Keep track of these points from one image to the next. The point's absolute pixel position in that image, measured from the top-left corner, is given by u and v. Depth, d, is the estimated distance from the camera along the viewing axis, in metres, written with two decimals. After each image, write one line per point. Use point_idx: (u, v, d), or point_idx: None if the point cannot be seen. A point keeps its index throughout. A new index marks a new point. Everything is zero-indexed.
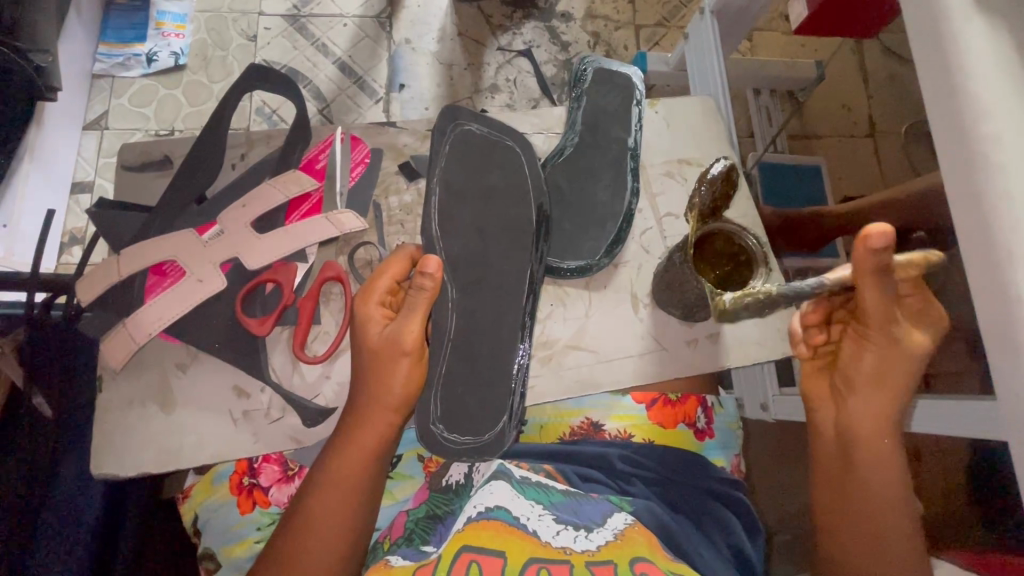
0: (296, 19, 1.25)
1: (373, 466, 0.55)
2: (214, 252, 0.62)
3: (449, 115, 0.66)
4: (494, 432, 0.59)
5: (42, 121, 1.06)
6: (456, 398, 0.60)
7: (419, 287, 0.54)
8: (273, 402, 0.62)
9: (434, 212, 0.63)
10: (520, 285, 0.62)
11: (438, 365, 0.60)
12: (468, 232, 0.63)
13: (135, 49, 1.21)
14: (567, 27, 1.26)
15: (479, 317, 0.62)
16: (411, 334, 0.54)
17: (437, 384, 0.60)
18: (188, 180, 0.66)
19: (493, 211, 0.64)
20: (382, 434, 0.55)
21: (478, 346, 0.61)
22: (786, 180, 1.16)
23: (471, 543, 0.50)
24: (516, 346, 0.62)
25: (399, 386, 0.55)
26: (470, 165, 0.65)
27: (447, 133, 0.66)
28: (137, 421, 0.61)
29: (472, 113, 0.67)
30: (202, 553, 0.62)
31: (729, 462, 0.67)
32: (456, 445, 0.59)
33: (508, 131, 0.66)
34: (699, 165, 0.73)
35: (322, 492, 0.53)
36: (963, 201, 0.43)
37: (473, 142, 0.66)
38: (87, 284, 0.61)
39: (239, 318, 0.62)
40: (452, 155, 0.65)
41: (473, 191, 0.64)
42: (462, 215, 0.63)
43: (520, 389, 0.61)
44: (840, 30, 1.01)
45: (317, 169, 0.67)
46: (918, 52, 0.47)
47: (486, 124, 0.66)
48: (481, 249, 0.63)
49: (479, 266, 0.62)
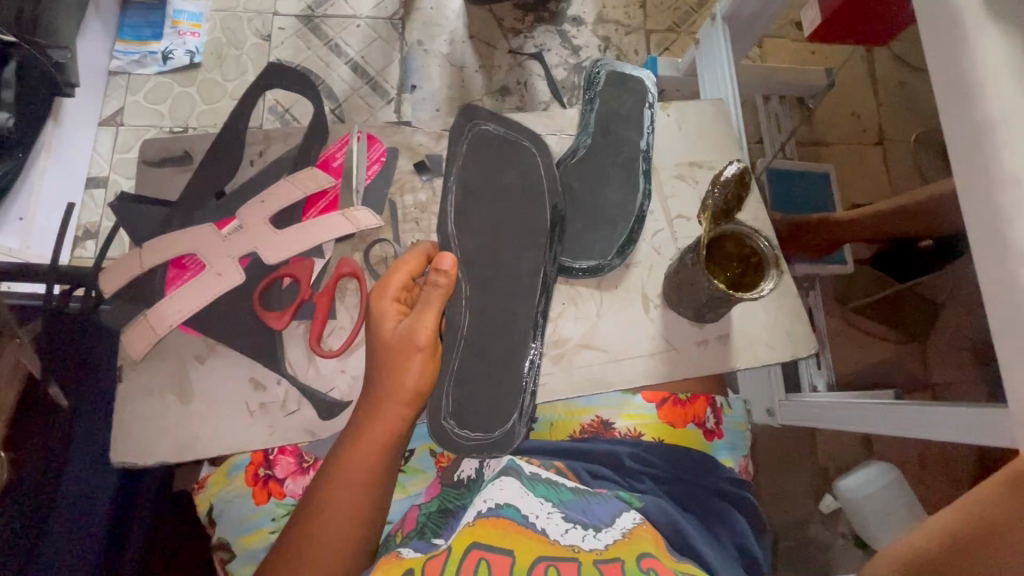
0: (310, 20, 1.26)
1: (387, 459, 0.56)
2: (233, 245, 0.63)
3: (467, 114, 0.68)
4: (505, 430, 0.60)
5: (61, 118, 1.09)
6: (468, 394, 0.61)
7: (434, 284, 0.56)
8: (289, 394, 0.63)
9: (450, 212, 0.64)
10: (534, 285, 0.63)
11: (451, 361, 0.61)
12: (483, 230, 0.64)
13: (151, 47, 1.22)
14: (578, 31, 1.27)
15: (492, 314, 0.62)
16: (426, 329, 0.56)
17: (450, 379, 0.61)
18: (209, 176, 0.67)
19: (507, 210, 0.65)
20: (395, 427, 0.56)
21: (490, 343, 0.62)
22: (795, 186, 1.16)
23: (481, 541, 0.49)
24: (528, 346, 0.62)
25: (413, 381, 0.56)
26: (486, 163, 0.66)
27: (464, 132, 0.67)
28: (154, 411, 0.62)
29: (489, 112, 0.68)
30: (216, 542, 0.63)
31: (737, 463, 0.67)
32: (467, 441, 0.60)
33: (525, 132, 0.67)
34: (711, 168, 0.74)
35: (334, 485, 0.54)
36: (978, 207, 0.44)
37: (490, 142, 0.67)
38: (108, 276, 0.62)
39: (258, 312, 0.63)
40: (469, 153, 0.67)
41: (488, 190, 0.65)
42: (478, 214, 0.64)
43: (531, 389, 0.62)
44: (851, 38, 1.02)
45: (333, 167, 0.68)
46: (935, 61, 0.49)
47: (503, 124, 0.67)
48: (495, 248, 0.63)
49: (494, 265, 0.63)
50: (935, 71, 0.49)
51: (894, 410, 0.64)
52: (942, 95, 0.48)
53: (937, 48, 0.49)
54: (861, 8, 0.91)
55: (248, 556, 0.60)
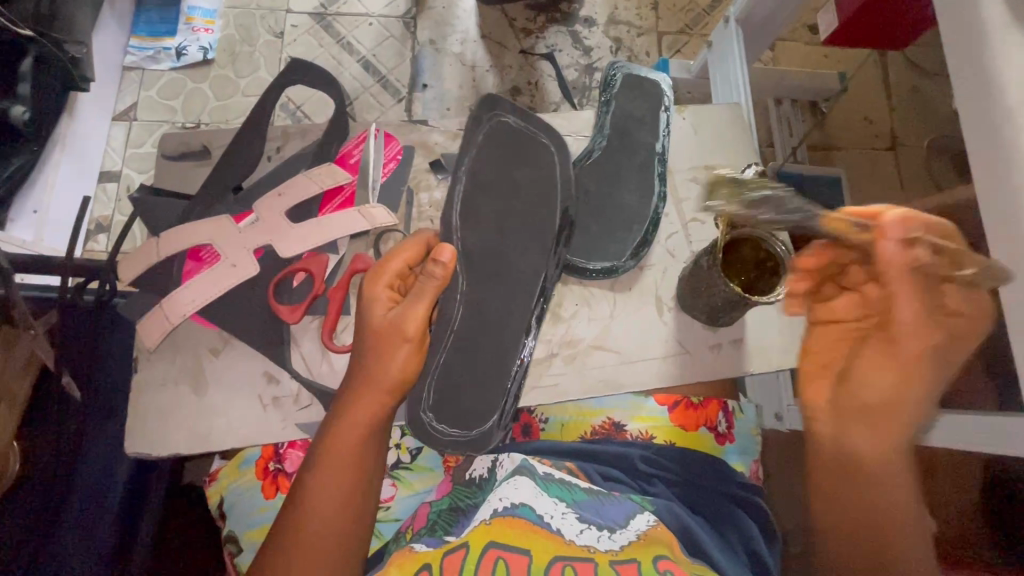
0: (322, 18, 1.26)
1: (366, 448, 0.54)
2: (248, 238, 0.63)
3: (488, 103, 0.66)
4: (482, 429, 0.60)
5: (75, 111, 1.09)
6: (452, 388, 0.61)
7: (430, 275, 0.54)
8: (301, 390, 0.63)
9: (456, 202, 0.63)
10: (533, 286, 0.63)
11: (437, 354, 0.62)
12: (489, 226, 0.63)
13: (165, 43, 1.23)
14: (590, 32, 1.27)
15: (487, 313, 0.62)
16: (415, 320, 0.55)
17: (434, 372, 0.61)
18: (227, 171, 0.68)
19: (513, 207, 0.64)
20: (377, 413, 0.54)
21: (481, 340, 0.62)
22: (806, 191, 1.16)
23: (498, 540, 0.49)
24: (522, 344, 0.63)
25: (396, 372, 0.54)
26: (501, 157, 0.65)
27: (482, 121, 0.65)
28: (169, 403, 0.63)
29: (511, 104, 0.66)
30: (224, 536, 0.62)
31: (748, 468, 0.67)
32: (444, 437, 0.60)
33: (546, 129, 0.66)
34: (726, 171, 0.73)
35: (320, 471, 0.52)
36: (1004, 213, 0.46)
37: (508, 133, 0.65)
38: (128, 265, 0.63)
39: (272, 305, 0.63)
40: (485, 144, 0.65)
41: (498, 184, 0.64)
42: (484, 207, 0.64)
43: (514, 393, 0.62)
44: (869, 43, 1.02)
45: (350, 163, 0.69)
46: (959, 68, 0.50)
47: (524, 118, 0.66)
48: (499, 244, 0.63)
49: (496, 260, 0.63)
50: (958, 77, 0.50)
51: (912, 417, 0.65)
52: (965, 107, 0.49)
53: (962, 59, 0.50)
54: (880, 13, 0.91)
55: (253, 552, 0.60)
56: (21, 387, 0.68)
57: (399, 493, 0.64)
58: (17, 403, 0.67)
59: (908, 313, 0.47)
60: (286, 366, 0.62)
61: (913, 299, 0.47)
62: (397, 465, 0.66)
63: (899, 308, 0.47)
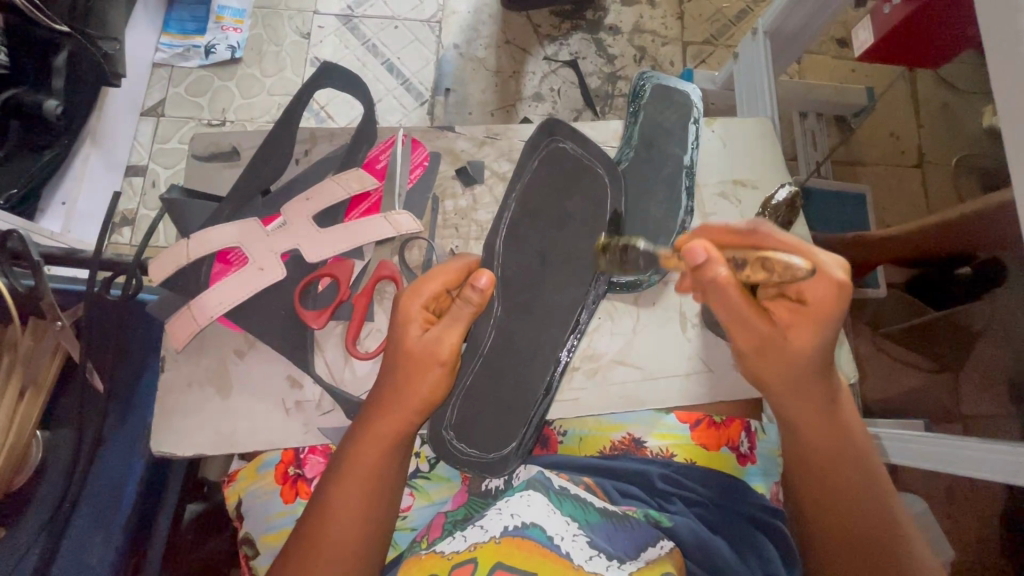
0: (349, 20, 1.28)
1: (386, 462, 0.54)
2: (277, 241, 0.64)
3: (546, 128, 0.66)
4: (499, 454, 0.61)
5: (105, 106, 1.09)
6: (473, 412, 0.62)
7: (465, 300, 0.53)
8: (323, 395, 0.64)
9: (502, 229, 0.64)
10: (566, 321, 0.64)
11: (464, 377, 0.62)
12: (530, 254, 0.64)
13: (195, 41, 1.24)
14: (614, 40, 1.27)
15: (517, 341, 0.63)
16: (449, 344, 0.53)
17: (460, 394, 0.62)
18: (256, 174, 0.68)
19: (554, 235, 0.65)
20: (400, 431, 0.54)
21: (507, 367, 0.63)
22: (832, 208, 1.13)
23: (506, 562, 0.47)
24: (548, 373, 0.63)
25: (422, 395, 0.53)
26: (553, 185, 0.66)
27: (541, 146, 0.66)
28: (194, 404, 0.64)
29: (570, 130, 0.67)
30: (240, 537, 0.63)
31: (769, 490, 0.64)
32: (463, 457, 0.61)
33: (599, 156, 0.66)
34: (755, 187, 0.72)
35: (343, 483, 0.53)
36: None
37: (563, 161, 0.66)
38: (157, 265, 0.63)
39: (296, 310, 0.64)
40: (540, 169, 0.66)
41: (545, 211, 0.65)
42: (529, 235, 0.64)
43: (535, 422, 0.62)
44: (905, 59, 1.02)
45: (376, 169, 0.70)
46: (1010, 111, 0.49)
47: (580, 144, 0.66)
48: (539, 272, 0.64)
49: (531, 291, 0.64)
50: (1009, 122, 0.50)
51: (937, 447, 0.64)
52: (1015, 146, 0.49)
53: (1011, 103, 0.50)
54: (920, 29, 0.89)
55: (270, 556, 0.60)
56: (47, 379, 0.68)
57: (416, 502, 0.64)
58: (43, 393, 0.68)
59: (737, 331, 0.51)
60: (310, 371, 0.63)
61: (729, 315, 0.50)
62: (415, 474, 0.65)
63: (738, 320, 0.50)
